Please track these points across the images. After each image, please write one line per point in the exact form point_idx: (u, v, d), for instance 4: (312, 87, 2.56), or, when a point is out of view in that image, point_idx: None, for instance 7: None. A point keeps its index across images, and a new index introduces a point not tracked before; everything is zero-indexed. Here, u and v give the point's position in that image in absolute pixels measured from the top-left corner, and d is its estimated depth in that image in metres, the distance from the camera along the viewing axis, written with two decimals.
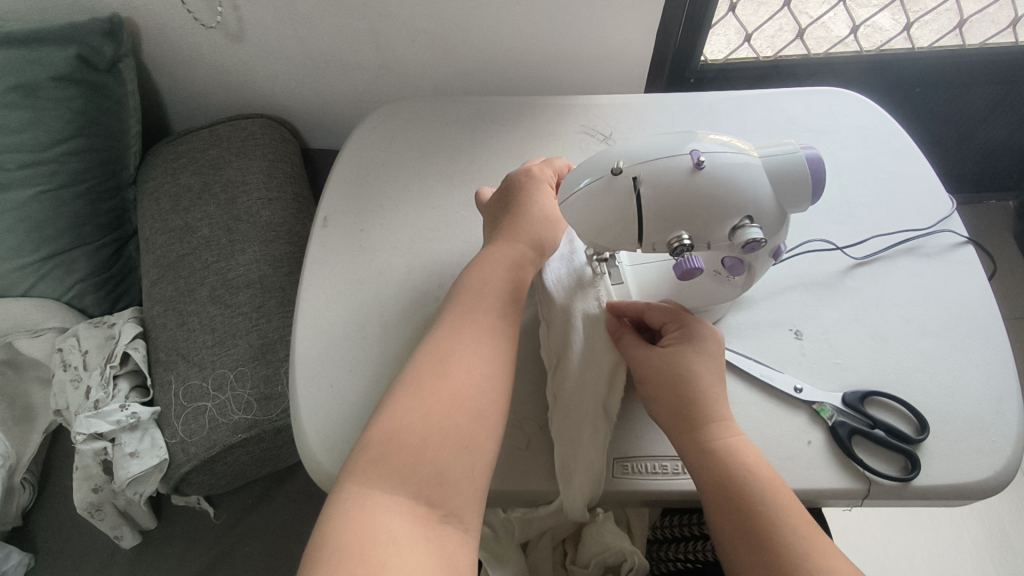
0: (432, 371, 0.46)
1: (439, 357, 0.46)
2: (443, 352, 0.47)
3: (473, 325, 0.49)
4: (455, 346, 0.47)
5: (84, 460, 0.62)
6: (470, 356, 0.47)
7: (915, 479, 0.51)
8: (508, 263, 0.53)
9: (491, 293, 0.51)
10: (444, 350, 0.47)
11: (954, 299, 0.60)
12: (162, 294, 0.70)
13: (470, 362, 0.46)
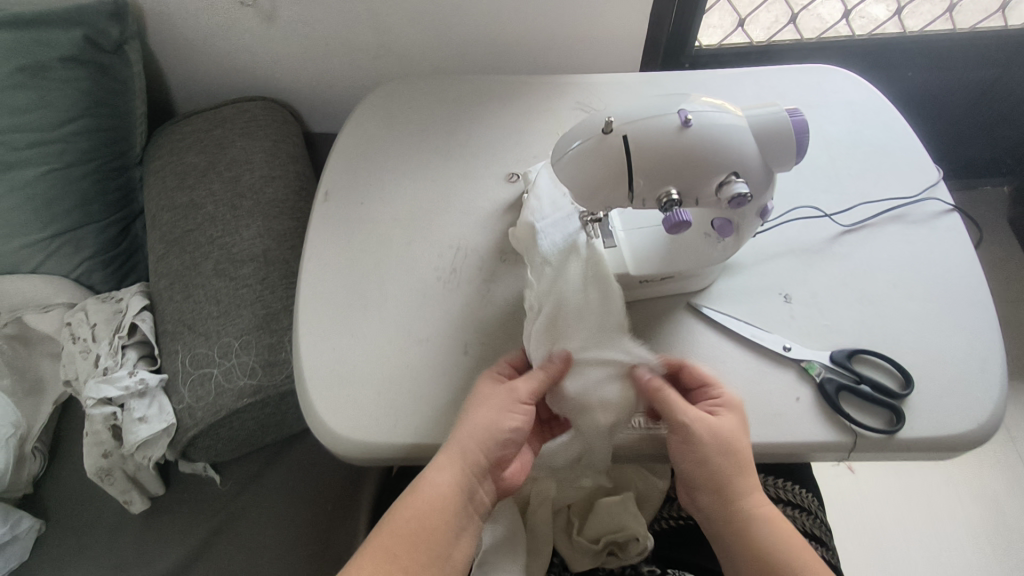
0: (396, 544, 0.45)
1: (407, 535, 0.45)
2: (412, 528, 0.46)
3: (444, 508, 0.46)
4: (423, 527, 0.46)
5: (94, 426, 0.64)
6: (425, 534, 0.45)
7: (900, 431, 0.53)
8: (501, 440, 0.49)
9: (472, 473, 0.48)
10: (403, 512, 0.46)
11: (940, 264, 0.61)
12: (168, 268, 0.72)
13: (433, 557, 0.45)
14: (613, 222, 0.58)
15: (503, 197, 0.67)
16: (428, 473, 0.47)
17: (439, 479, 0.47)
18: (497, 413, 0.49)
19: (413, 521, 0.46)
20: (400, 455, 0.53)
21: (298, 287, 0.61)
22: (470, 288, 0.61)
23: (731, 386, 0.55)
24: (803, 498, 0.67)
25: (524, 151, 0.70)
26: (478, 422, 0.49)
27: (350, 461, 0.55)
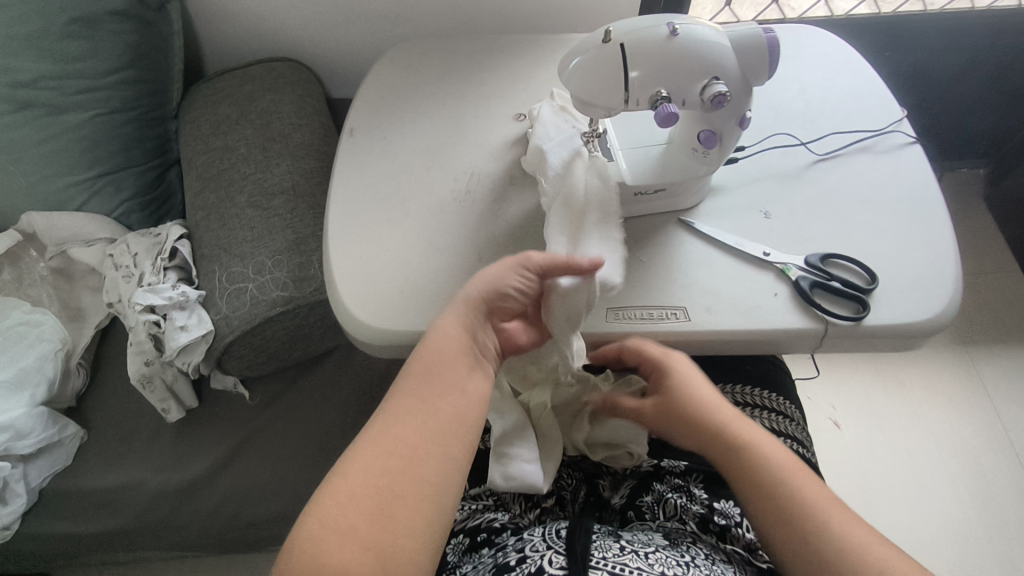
0: (419, 382, 0.49)
1: (426, 369, 0.50)
2: (430, 364, 0.50)
3: (457, 348, 0.51)
4: (442, 361, 0.50)
5: (138, 334, 0.71)
6: (430, 416, 0.47)
7: (867, 318, 0.59)
8: (505, 293, 0.54)
9: (476, 319, 0.53)
10: (406, 402, 0.48)
11: (904, 184, 0.68)
12: (205, 202, 0.79)
13: (453, 389, 0.49)
14: (610, 140, 0.66)
15: (511, 133, 0.73)
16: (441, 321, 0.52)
17: (450, 323, 0.52)
18: (503, 271, 0.54)
19: (432, 361, 0.50)
20: (418, 344, 0.59)
21: (328, 204, 0.67)
22: (483, 206, 0.67)
23: (717, 285, 0.61)
24: (784, 408, 0.71)
25: (529, 93, 0.76)
26: (485, 275, 0.54)
27: (376, 352, 0.61)
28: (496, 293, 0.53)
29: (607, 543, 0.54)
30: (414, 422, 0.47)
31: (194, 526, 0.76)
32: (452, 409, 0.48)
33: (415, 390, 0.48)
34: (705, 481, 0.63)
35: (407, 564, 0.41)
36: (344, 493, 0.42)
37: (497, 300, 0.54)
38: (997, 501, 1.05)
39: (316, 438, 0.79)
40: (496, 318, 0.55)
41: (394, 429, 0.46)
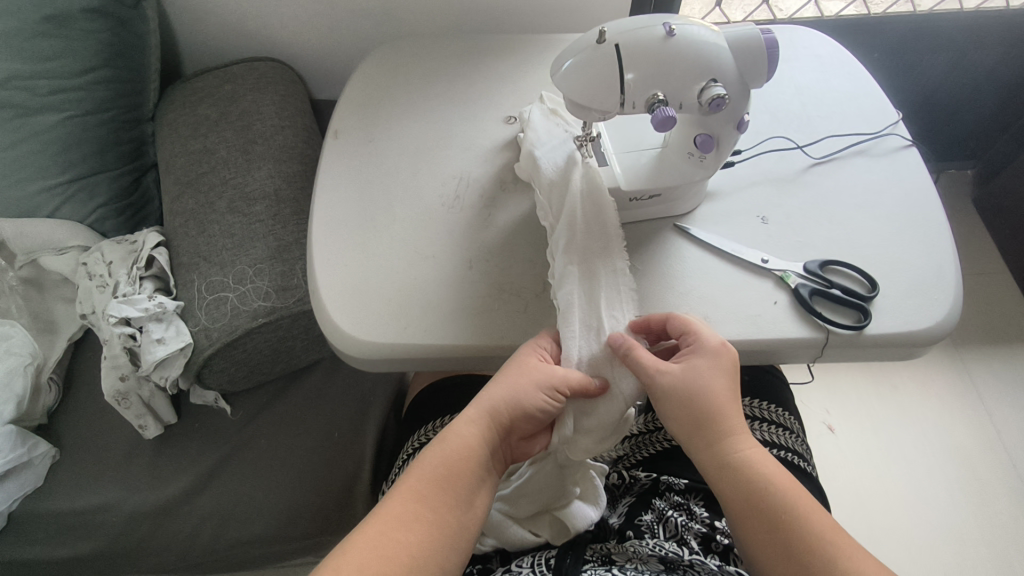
0: (424, 485, 0.47)
1: (435, 477, 0.47)
2: (441, 471, 0.48)
3: (469, 456, 0.49)
4: (451, 469, 0.48)
5: (112, 348, 0.67)
6: (430, 508, 0.46)
7: (867, 327, 0.57)
8: (528, 412, 0.51)
9: (496, 433, 0.51)
10: (408, 491, 0.46)
11: (902, 188, 0.66)
12: (183, 207, 0.76)
13: (457, 501, 0.47)
14: (604, 144, 0.63)
15: (501, 136, 0.71)
16: (459, 425, 0.50)
17: (467, 428, 0.50)
18: (530, 388, 0.50)
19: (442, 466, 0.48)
20: (407, 358, 0.57)
21: (311, 210, 0.65)
22: (473, 212, 0.65)
23: (714, 294, 0.59)
24: (783, 419, 0.69)
25: (519, 95, 0.74)
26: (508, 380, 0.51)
27: (363, 365, 0.59)
28: (520, 410, 0.50)
29: (598, 574, 0.52)
30: (413, 512, 0.45)
31: (171, 550, 0.73)
32: (454, 520, 0.46)
33: (419, 493, 0.46)
34: (704, 499, 0.60)
35: None
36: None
37: (519, 418, 0.51)
38: (993, 508, 1.04)
39: (300, 453, 0.76)
40: (515, 434, 0.53)
41: (394, 525, 0.44)
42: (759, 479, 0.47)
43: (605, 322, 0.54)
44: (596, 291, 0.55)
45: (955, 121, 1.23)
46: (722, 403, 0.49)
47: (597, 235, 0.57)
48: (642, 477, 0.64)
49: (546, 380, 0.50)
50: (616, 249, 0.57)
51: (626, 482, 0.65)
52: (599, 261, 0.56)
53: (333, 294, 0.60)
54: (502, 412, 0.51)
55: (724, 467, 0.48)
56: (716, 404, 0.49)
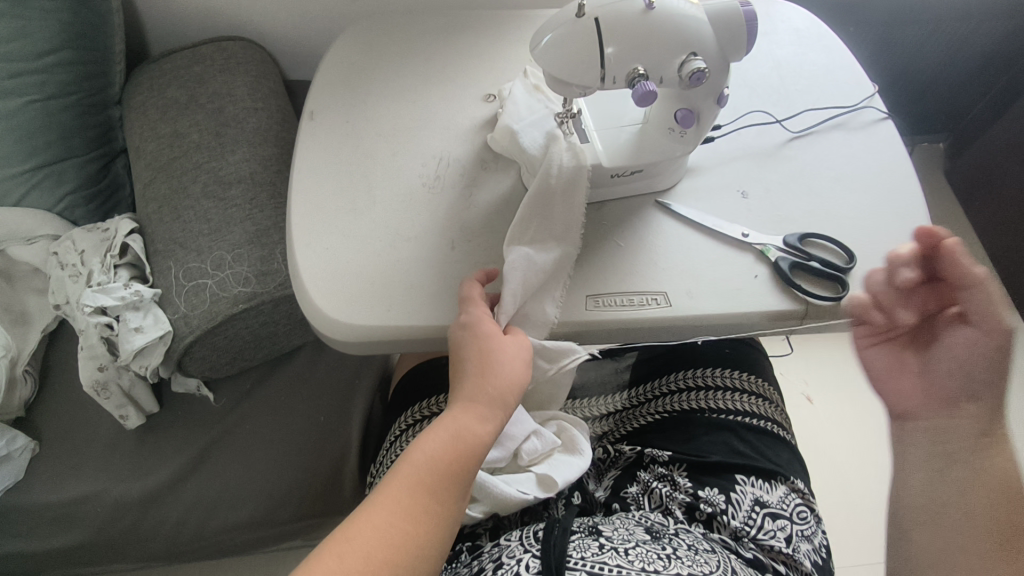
0: (429, 476, 0.47)
1: (443, 468, 0.48)
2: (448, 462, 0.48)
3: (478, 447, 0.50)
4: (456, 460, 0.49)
5: (89, 338, 0.66)
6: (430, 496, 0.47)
7: (845, 298, 0.58)
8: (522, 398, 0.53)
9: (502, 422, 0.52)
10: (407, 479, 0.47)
11: (877, 160, 0.67)
12: (156, 193, 0.74)
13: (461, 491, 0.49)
14: (585, 120, 0.63)
15: (481, 115, 0.70)
16: (461, 413, 0.50)
17: (474, 417, 0.50)
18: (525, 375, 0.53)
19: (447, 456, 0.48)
20: (395, 340, 0.57)
21: (289, 195, 0.63)
22: (454, 192, 0.65)
23: (695, 269, 0.59)
24: (763, 389, 0.67)
25: (498, 72, 0.73)
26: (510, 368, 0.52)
27: (347, 350, 0.59)
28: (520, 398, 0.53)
29: (586, 542, 0.50)
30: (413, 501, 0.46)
31: (158, 539, 0.73)
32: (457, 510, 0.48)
33: (423, 485, 0.47)
34: (689, 470, 0.61)
35: None
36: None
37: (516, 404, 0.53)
38: None
39: (286, 439, 0.76)
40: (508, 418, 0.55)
41: (396, 516, 0.45)
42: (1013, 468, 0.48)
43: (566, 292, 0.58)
44: (561, 274, 0.58)
45: (930, 95, 1.25)
46: None
47: (571, 219, 0.59)
48: (627, 450, 0.64)
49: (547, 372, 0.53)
50: (576, 235, 0.59)
51: (611, 456, 0.65)
52: (569, 244, 0.59)
53: (316, 278, 0.59)
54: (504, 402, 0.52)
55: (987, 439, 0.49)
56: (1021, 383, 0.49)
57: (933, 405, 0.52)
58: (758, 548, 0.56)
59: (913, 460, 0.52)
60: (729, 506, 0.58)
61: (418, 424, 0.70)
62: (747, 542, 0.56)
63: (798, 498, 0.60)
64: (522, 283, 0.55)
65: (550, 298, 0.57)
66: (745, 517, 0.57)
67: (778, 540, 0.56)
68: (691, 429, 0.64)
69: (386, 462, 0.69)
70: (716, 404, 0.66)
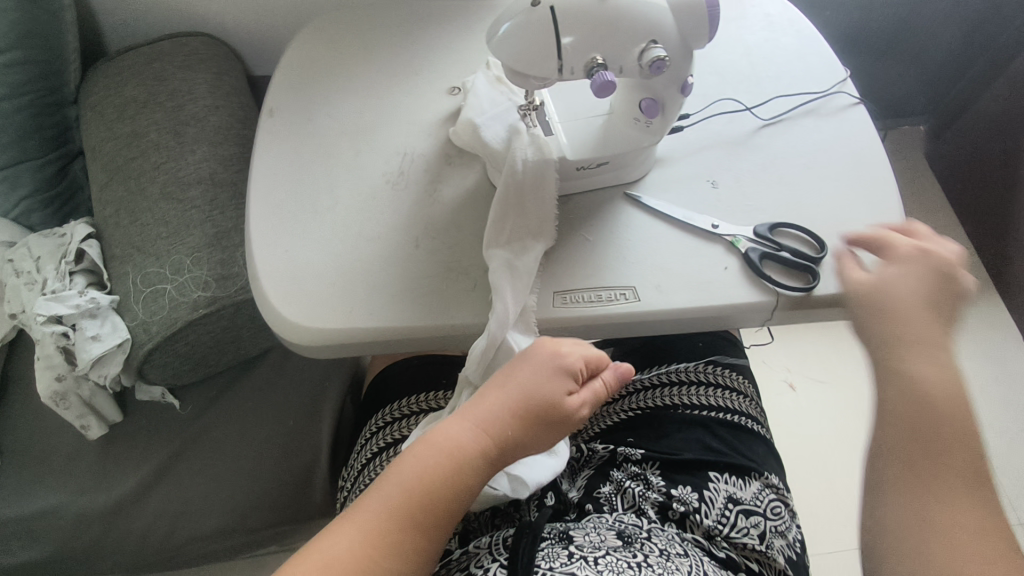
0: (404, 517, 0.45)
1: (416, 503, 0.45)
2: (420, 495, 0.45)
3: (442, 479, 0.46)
4: (432, 497, 0.43)
5: (44, 348, 0.64)
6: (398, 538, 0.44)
7: (816, 288, 0.57)
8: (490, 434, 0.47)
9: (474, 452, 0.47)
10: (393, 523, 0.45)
11: (850, 147, 0.66)
12: (113, 196, 0.72)
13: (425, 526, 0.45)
14: (549, 112, 0.61)
15: (445, 109, 0.68)
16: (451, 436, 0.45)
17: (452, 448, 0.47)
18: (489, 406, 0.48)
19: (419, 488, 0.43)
20: (357, 344, 0.55)
21: (247, 196, 0.61)
22: (418, 189, 0.63)
23: (664, 262, 0.58)
24: (741, 385, 0.67)
25: (463, 64, 0.71)
26: (519, 390, 0.48)
27: (309, 354, 0.57)
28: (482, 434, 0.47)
29: (555, 550, 0.48)
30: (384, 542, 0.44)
31: (126, 551, 0.72)
32: (427, 556, 0.43)
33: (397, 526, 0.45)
34: (662, 468, 0.60)
35: None
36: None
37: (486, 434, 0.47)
38: None
39: (255, 444, 0.74)
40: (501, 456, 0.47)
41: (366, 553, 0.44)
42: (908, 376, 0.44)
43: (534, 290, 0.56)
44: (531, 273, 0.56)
45: (907, 77, 1.24)
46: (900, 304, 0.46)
47: (536, 214, 0.57)
48: (600, 448, 0.63)
49: (560, 401, 0.48)
50: (542, 228, 0.58)
51: (585, 455, 0.64)
52: (534, 240, 0.57)
53: (274, 282, 0.57)
54: (499, 429, 0.46)
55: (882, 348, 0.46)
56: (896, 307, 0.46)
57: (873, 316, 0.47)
58: (731, 547, 0.54)
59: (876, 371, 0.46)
60: (703, 504, 0.56)
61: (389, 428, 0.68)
62: (720, 542, 0.54)
63: (772, 494, 0.59)
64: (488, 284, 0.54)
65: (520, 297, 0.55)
66: (718, 516, 0.56)
67: (751, 538, 0.55)
68: (663, 426, 0.63)
69: (357, 466, 0.68)
70: (689, 399, 0.65)
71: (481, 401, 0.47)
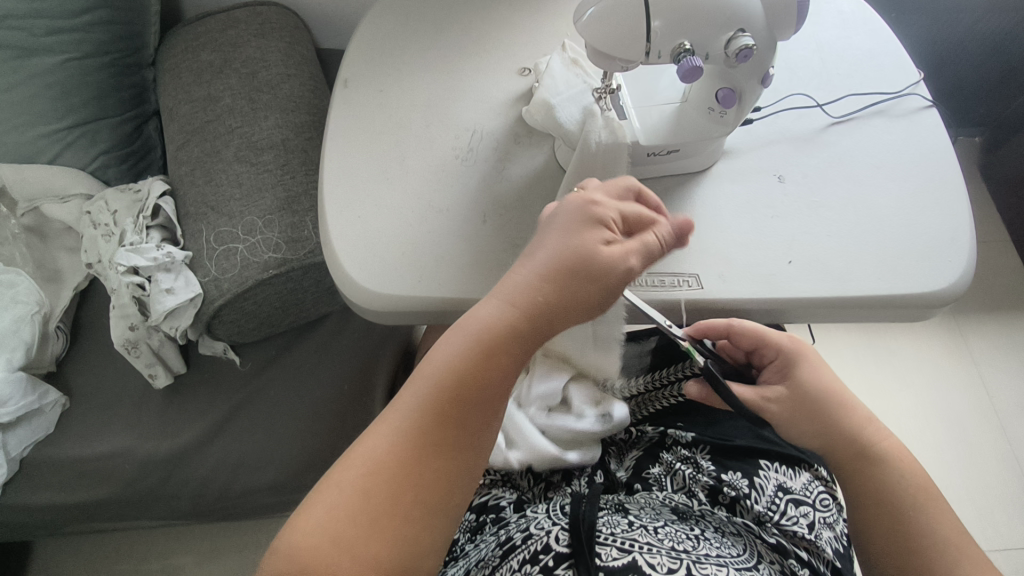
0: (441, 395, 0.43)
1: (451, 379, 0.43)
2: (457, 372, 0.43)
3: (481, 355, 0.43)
4: (474, 380, 0.43)
5: (121, 297, 0.68)
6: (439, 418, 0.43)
7: (885, 289, 0.57)
8: (529, 291, 0.44)
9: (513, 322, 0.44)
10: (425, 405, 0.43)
11: (920, 149, 0.65)
12: (188, 156, 0.74)
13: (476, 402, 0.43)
14: (623, 97, 0.62)
15: (516, 89, 0.69)
16: (482, 317, 0.43)
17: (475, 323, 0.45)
18: (516, 275, 0.45)
19: (455, 369, 0.43)
20: (424, 312, 0.57)
21: (321, 162, 0.63)
22: (488, 165, 0.64)
23: (728, 251, 0.59)
24: None
25: (533, 45, 0.72)
26: (548, 259, 0.45)
27: (377, 320, 0.59)
28: (515, 300, 0.44)
29: (615, 518, 0.50)
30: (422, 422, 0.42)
31: (182, 497, 0.75)
32: (484, 434, 0.43)
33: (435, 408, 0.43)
34: (712, 452, 0.59)
35: (420, 537, 0.40)
36: (314, 561, 0.38)
37: (520, 299, 0.44)
38: (988, 474, 1.05)
39: (307, 405, 0.76)
40: (542, 324, 0.44)
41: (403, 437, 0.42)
42: (816, 418, 0.55)
43: None
44: None
45: (969, 88, 1.21)
46: (835, 406, 0.55)
47: None
48: (649, 431, 0.64)
49: (598, 260, 0.44)
50: None
51: (634, 436, 0.65)
52: None
53: (347, 248, 0.59)
54: (531, 297, 0.44)
55: (783, 411, 0.56)
56: (818, 396, 0.55)
57: (786, 390, 0.56)
58: (781, 533, 0.54)
59: (786, 427, 0.56)
60: (753, 490, 0.56)
61: None
62: (769, 527, 0.54)
63: (821, 486, 0.58)
64: None
65: None
66: (769, 502, 0.55)
67: (800, 527, 0.54)
68: (712, 412, 0.62)
69: None
70: None
71: (509, 278, 0.45)
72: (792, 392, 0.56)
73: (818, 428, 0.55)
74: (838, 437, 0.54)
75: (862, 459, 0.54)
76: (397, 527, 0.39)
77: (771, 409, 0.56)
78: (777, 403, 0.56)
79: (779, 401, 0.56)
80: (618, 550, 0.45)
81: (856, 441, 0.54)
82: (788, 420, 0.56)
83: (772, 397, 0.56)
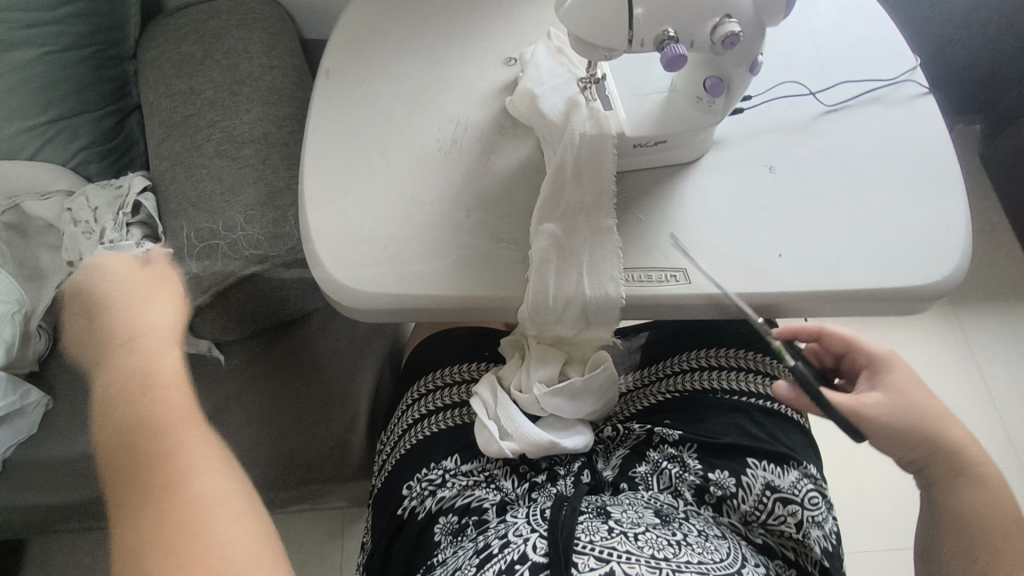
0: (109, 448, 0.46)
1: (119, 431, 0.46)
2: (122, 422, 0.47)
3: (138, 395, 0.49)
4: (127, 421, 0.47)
5: None
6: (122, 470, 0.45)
7: (878, 282, 0.55)
8: (129, 337, 0.52)
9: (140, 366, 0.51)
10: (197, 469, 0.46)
11: (916, 137, 0.63)
12: (169, 151, 0.73)
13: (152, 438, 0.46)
14: (609, 87, 0.60)
15: (501, 78, 0.68)
16: (147, 370, 0.50)
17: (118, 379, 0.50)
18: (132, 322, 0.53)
19: (145, 420, 0.46)
20: (406, 309, 0.56)
21: (301, 156, 0.62)
22: (471, 158, 0.63)
23: (717, 245, 0.57)
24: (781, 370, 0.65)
25: (519, 33, 0.70)
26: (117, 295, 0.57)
27: (359, 318, 0.58)
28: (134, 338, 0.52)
29: (594, 524, 0.49)
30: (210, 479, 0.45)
31: None
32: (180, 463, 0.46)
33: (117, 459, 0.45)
34: (699, 451, 0.59)
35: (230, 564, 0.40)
36: None
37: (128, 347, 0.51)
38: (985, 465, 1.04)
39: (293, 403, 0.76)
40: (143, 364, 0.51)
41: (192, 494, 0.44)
42: (922, 430, 0.50)
43: (587, 272, 0.55)
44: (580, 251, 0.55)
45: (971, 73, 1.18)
46: (939, 419, 0.51)
47: (593, 188, 0.57)
48: (636, 428, 0.63)
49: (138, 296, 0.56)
50: (605, 208, 0.57)
51: (620, 434, 0.64)
52: (600, 215, 0.57)
53: (327, 245, 0.58)
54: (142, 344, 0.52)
55: (884, 421, 0.51)
56: (923, 407, 0.51)
57: (890, 399, 0.51)
58: (767, 533, 0.55)
59: (882, 440, 0.51)
60: (740, 490, 0.56)
61: (440, 390, 0.67)
62: (756, 527, 0.55)
63: (810, 484, 0.57)
64: (532, 258, 0.55)
65: (569, 278, 0.55)
66: (756, 502, 0.55)
67: (787, 526, 0.55)
68: (700, 411, 0.62)
69: (395, 434, 0.67)
70: (728, 384, 0.64)
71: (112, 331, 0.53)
72: (890, 398, 0.51)
73: (920, 442, 0.51)
74: (944, 451, 0.50)
75: (964, 476, 0.50)
76: (212, 530, 0.41)
77: (869, 415, 0.51)
78: (876, 409, 0.51)
79: (879, 411, 0.51)
80: (596, 560, 0.44)
81: (958, 458, 0.50)
82: (892, 432, 0.51)
83: (869, 404, 0.51)
